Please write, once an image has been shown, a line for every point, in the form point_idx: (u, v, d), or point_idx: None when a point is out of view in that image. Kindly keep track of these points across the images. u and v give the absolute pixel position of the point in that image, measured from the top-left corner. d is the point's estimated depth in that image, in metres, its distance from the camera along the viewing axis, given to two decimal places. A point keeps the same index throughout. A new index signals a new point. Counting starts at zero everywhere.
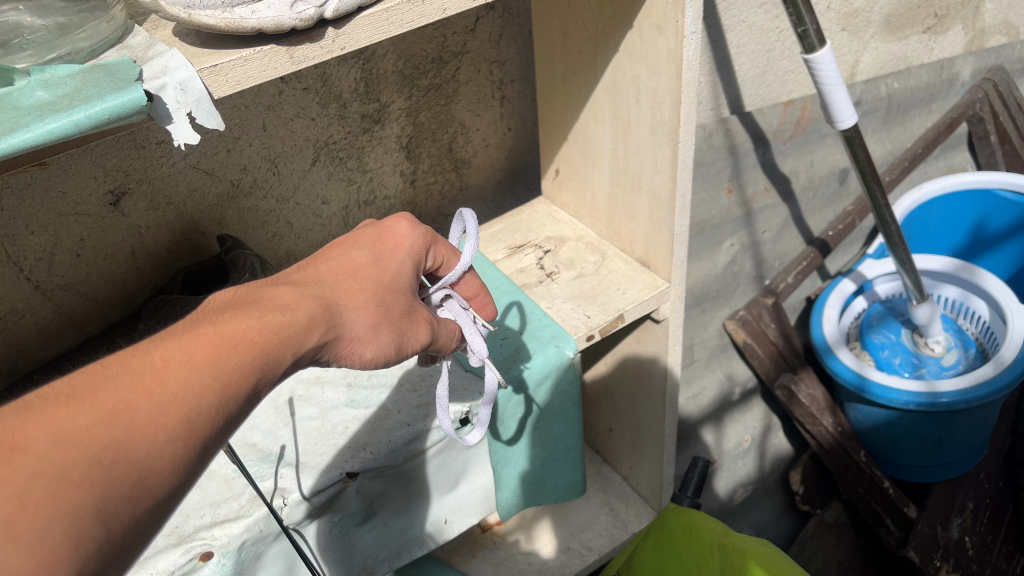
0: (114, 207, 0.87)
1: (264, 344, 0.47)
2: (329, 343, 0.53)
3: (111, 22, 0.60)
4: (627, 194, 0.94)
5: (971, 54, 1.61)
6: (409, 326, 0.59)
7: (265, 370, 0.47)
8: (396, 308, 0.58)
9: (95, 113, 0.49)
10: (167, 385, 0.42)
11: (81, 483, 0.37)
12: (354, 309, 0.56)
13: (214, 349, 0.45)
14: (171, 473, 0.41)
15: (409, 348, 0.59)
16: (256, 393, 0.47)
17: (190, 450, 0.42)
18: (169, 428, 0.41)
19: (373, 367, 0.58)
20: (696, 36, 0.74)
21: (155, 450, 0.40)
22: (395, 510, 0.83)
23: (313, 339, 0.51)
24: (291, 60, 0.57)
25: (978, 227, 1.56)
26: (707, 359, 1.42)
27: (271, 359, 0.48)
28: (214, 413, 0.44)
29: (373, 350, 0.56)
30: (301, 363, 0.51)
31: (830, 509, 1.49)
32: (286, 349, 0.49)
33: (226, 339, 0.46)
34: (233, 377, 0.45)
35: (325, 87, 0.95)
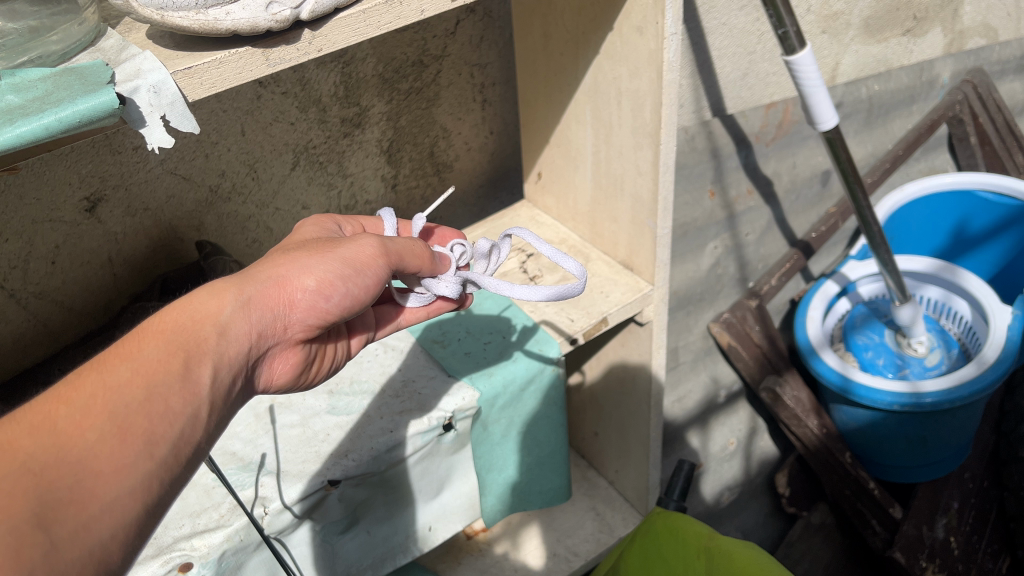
0: (90, 213, 0.85)
1: (178, 329, 0.51)
2: (255, 298, 0.56)
3: (83, 25, 0.59)
4: (610, 197, 0.94)
5: (951, 56, 1.62)
6: (338, 244, 0.61)
7: (190, 351, 0.50)
8: (315, 244, 0.61)
9: (66, 116, 0.48)
10: (85, 389, 0.45)
11: (12, 491, 0.39)
12: (274, 262, 0.59)
13: (124, 349, 0.48)
14: (111, 469, 0.43)
15: (358, 258, 0.60)
16: (189, 365, 0.50)
17: (127, 445, 0.44)
18: (96, 426, 0.44)
19: (333, 293, 0.59)
20: (676, 37, 0.74)
21: (87, 450, 0.43)
22: (378, 518, 0.82)
23: (228, 300, 0.54)
24: (267, 62, 0.57)
25: (959, 227, 1.57)
26: (692, 362, 1.42)
27: (191, 341, 0.51)
28: (145, 405, 0.46)
29: (313, 275, 0.58)
30: (235, 327, 0.54)
31: (817, 512, 1.50)
32: (201, 323, 0.52)
33: (138, 338, 0.49)
34: (152, 367, 0.48)
35: (304, 91, 0.94)
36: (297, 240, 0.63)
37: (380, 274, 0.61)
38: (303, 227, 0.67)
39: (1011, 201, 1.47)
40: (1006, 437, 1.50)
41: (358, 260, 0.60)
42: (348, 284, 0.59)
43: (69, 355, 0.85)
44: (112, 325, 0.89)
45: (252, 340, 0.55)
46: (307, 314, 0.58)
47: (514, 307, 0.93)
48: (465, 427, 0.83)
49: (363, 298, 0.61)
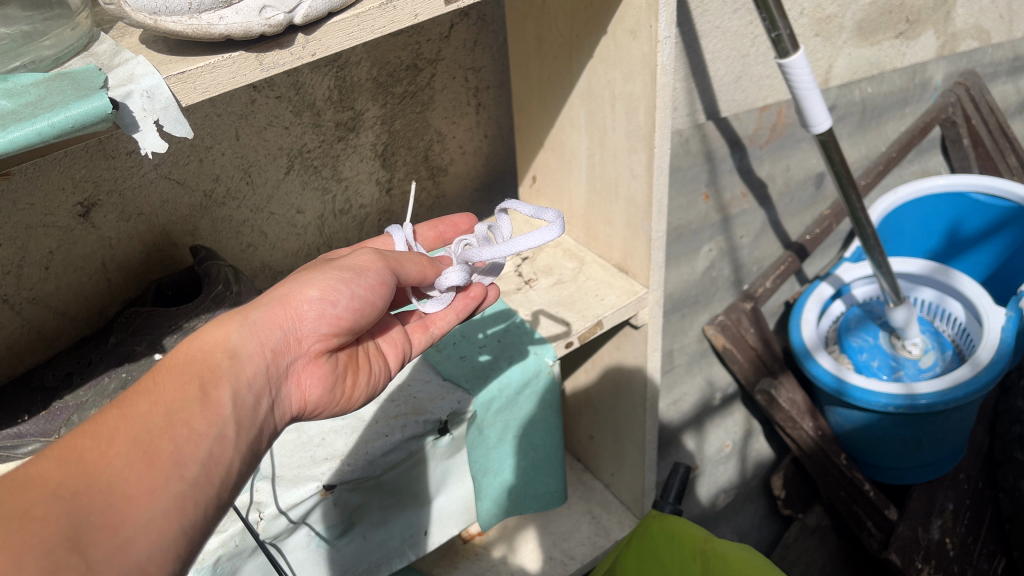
0: (84, 218, 0.85)
1: (191, 361, 0.55)
2: (263, 319, 0.59)
3: (76, 29, 0.59)
4: (604, 200, 0.94)
5: (943, 59, 1.62)
6: (335, 262, 0.65)
7: (205, 377, 0.54)
8: (316, 265, 0.65)
9: (58, 122, 0.48)
10: (109, 422, 0.49)
11: (45, 517, 0.43)
12: (278, 287, 0.62)
13: (143, 384, 0.52)
14: (143, 492, 0.47)
15: (355, 264, 0.64)
16: (205, 390, 0.53)
17: (154, 467, 0.48)
18: (120, 454, 0.47)
19: (339, 299, 0.62)
20: (670, 41, 0.74)
21: (116, 476, 0.46)
22: (373, 523, 0.82)
23: (234, 325, 0.58)
24: (260, 67, 0.57)
25: (953, 229, 1.57)
26: (687, 365, 1.42)
27: (205, 369, 0.55)
28: (167, 430, 0.50)
29: (315, 285, 0.61)
30: (247, 348, 0.58)
31: (812, 514, 1.50)
32: (211, 351, 0.56)
33: (155, 375, 0.54)
34: (170, 397, 0.52)
35: (298, 95, 0.94)
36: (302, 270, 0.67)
37: (380, 276, 0.64)
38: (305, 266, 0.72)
39: (1004, 203, 1.47)
40: (999, 437, 1.50)
41: (355, 266, 0.64)
42: (352, 287, 0.62)
43: (62, 360, 0.85)
44: (106, 330, 0.88)
45: (267, 357, 0.59)
46: (319, 323, 0.61)
47: (510, 310, 0.93)
48: (460, 431, 0.84)
49: (371, 301, 0.64)
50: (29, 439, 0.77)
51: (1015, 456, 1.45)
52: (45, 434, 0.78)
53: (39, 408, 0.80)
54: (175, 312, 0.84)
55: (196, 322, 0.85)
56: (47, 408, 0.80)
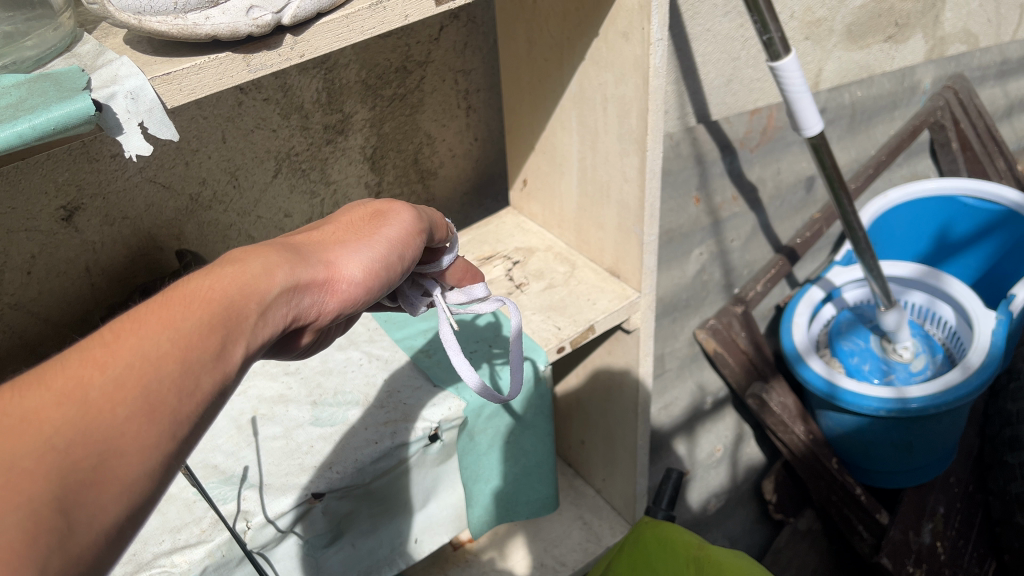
0: (66, 222, 0.84)
1: (225, 296, 0.43)
2: (303, 281, 0.49)
3: (59, 30, 0.57)
4: (596, 204, 0.93)
5: (932, 62, 1.63)
6: (382, 230, 0.56)
7: (233, 322, 0.42)
8: (359, 227, 0.56)
9: (39, 123, 0.47)
10: (124, 352, 0.37)
11: (33, 471, 0.33)
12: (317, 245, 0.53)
13: (168, 308, 0.40)
14: (138, 453, 0.36)
15: (400, 250, 0.56)
16: (226, 346, 0.41)
17: (155, 426, 0.37)
18: (128, 402, 0.36)
19: (373, 285, 0.54)
20: (662, 43, 0.74)
21: (113, 426, 0.35)
22: (362, 531, 0.81)
23: (280, 276, 0.47)
24: (248, 68, 0.56)
25: (942, 233, 1.57)
26: (678, 369, 1.42)
27: (235, 311, 0.43)
28: (181, 380, 0.38)
29: (360, 265, 0.53)
30: (277, 307, 0.46)
31: (803, 518, 1.49)
32: (249, 295, 0.44)
33: (180, 298, 0.41)
34: (194, 335, 0.40)
35: (286, 98, 0.93)
36: (327, 221, 0.57)
37: (408, 267, 0.58)
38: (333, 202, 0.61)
39: (993, 207, 1.48)
40: (990, 440, 1.50)
41: (401, 251, 0.56)
42: (386, 276, 0.55)
43: None
44: None
45: (289, 327, 0.48)
46: (346, 306, 0.53)
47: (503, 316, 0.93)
48: (451, 437, 0.82)
49: (389, 290, 0.57)
50: None
51: (1006, 459, 1.45)
52: None
53: None
54: None
55: None
56: None
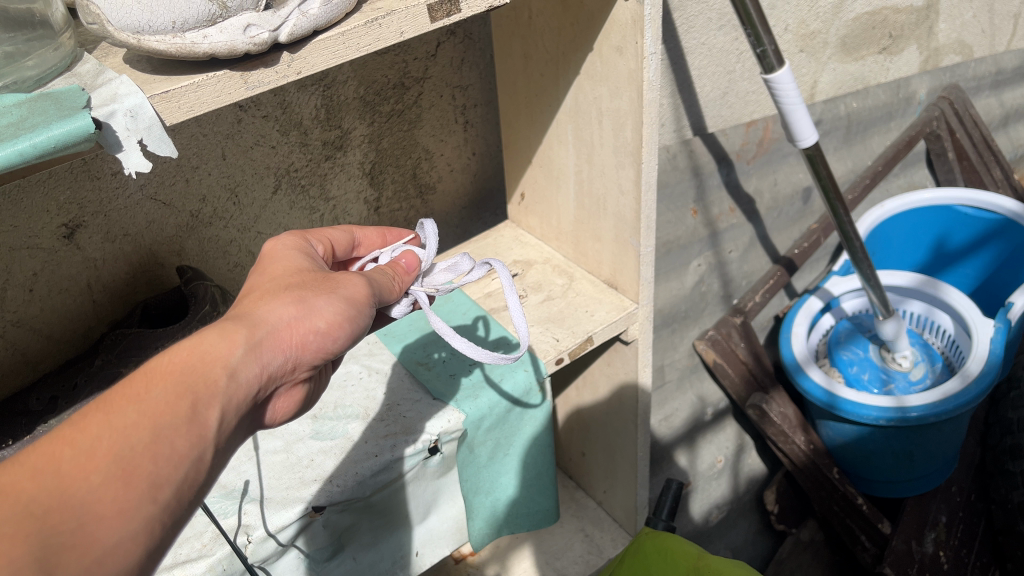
0: (68, 240, 0.85)
1: (186, 368, 0.49)
2: (265, 341, 0.54)
3: (59, 50, 0.58)
4: (593, 216, 0.94)
5: (927, 73, 1.64)
6: (336, 283, 0.60)
7: (197, 390, 0.49)
8: (311, 280, 0.60)
9: (40, 142, 0.48)
10: (92, 431, 0.44)
11: (14, 535, 0.39)
12: (274, 299, 0.57)
13: (134, 388, 0.47)
14: (118, 513, 0.43)
15: (356, 297, 0.60)
16: (196, 408, 0.48)
17: (130, 488, 0.44)
18: (101, 468, 0.43)
19: (339, 334, 0.59)
20: (655, 57, 0.75)
21: (91, 493, 0.42)
22: (363, 544, 0.81)
23: (240, 341, 0.52)
24: (245, 85, 0.56)
25: (939, 242, 1.58)
26: (678, 380, 1.42)
27: (198, 380, 0.49)
28: (151, 447, 0.45)
29: (324, 317, 0.58)
30: (244, 372, 0.52)
31: (805, 529, 1.50)
32: (212, 364, 0.50)
33: (143, 379, 0.48)
34: (159, 407, 0.46)
35: (285, 115, 0.94)
36: (285, 274, 0.60)
37: (372, 312, 0.62)
38: (279, 254, 0.63)
39: (990, 215, 1.49)
40: (991, 450, 1.50)
41: (357, 299, 0.60)
42: (352, 321, 0.60)
43: (46, 384, 0.84)
44: (90, 351, 0.87)
45: (263, 385, 0.54)
46: (315, 354, 0.58)
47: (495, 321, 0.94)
48: (451, 450, 0.82)
49: (358, 333, 0.62)
50: None
51: (1008, 468, 1.44)
52: None
53: (23, 433, 0.80)
54: (158, 332, 0.83)
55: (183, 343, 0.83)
56: (31, 433, 0.80)
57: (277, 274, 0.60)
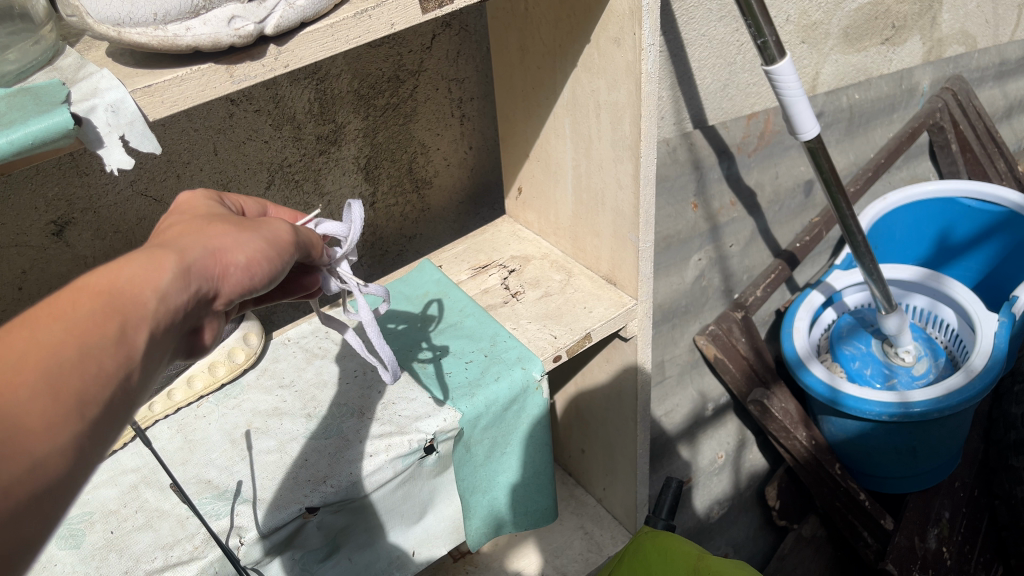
0: (57, 237, 0.83)
1: (113, 288, 0.39)
2: (194, 268, 0.44)
3: (39, 44, 0.57)
4: (591, 211, 0.92)
5: (930, 64, 1.63)
6: (257, 224, 0.51)
7: (125, 309, 0.39)
8: (230, 219, 0.51)
9: (17, 139, 0.47)
10: (16, 343, 0.35)
11: None
12: (197, 232, 0.48)
13: (59, 303, 0.37)
14: (48, 434, 0.34)
15: (279, 239, 0.51)
16: (125, 329, 0.39)
17: (61, 404, 0.35)
18: (30, 380, 0.34)
19: (261, 274, 0.49)
20: (654, 49, 0.73)
21: (18, 408, 0.33)
22: (359, 545, 0.80)
23: (167, 264, 0.43)
24: (231, 79, 0.55)
25: (943, 235, 1.57)
26: (678, 376, 1.41)
27: (127, 301, 0.39)
28: (81, 365, 0.36)
29: (245, 252, 0.48)
30: (175, 296, 0.42)
31: (807, 524, 1.48)
32: (141, 285, 0.40)
33: (68, 295, 0.38)
34: (87, 324, 0.37)
35: (278, 109, 0.93)
36: (204, 214, 0.51)
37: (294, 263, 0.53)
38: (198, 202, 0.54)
39: (994, 208, 1.47)
40: (994, 445, 1.48)
41: (281, 242, 0.51)
42: (274, 263, 0.51)
43: None
44: None
45: (185, 321, 0.44)
46: (235, 294, 0.48)
47: (448, 296, 0.96)
48: (447, 449, 0.81)
49: (278, 280, 0.52)
50: None
51: (1012, 463, 1.43)
52: None
53: None
54: None
55: None
56: None
57: (196, 215, 0.51)
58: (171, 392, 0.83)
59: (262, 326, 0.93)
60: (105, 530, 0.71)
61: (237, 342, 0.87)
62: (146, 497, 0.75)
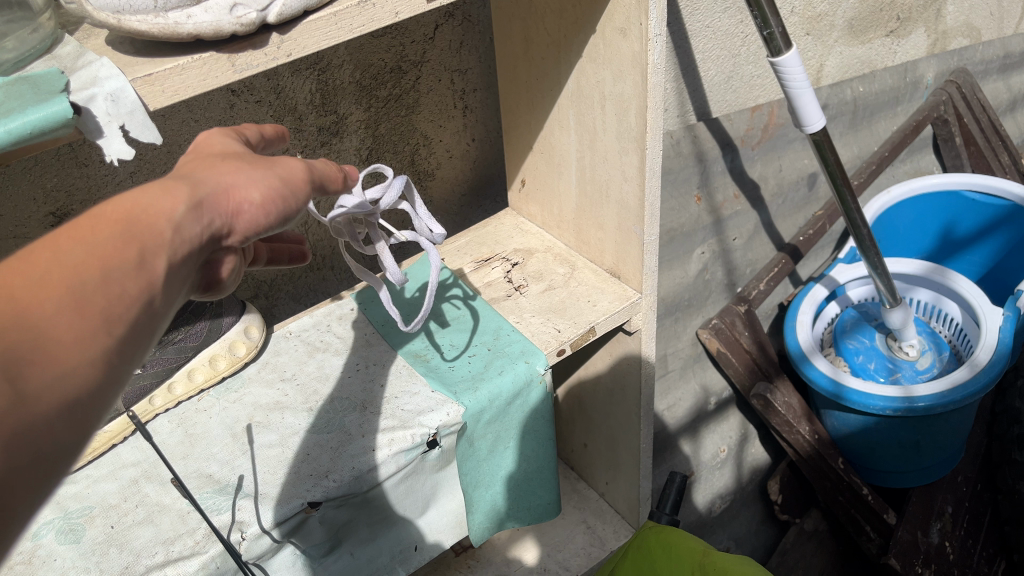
0: (56, 229, 0.82)
1: (131, 215, 0.37)
2: (207, 201, 0.42)
3: (38, 31, 0.56)
4: (595, 204, 0.92)
5: (934, 57, 1.62)
6: (272, 161, 0.48)
7: (144, 235, 0.37)
8: (246, 155, 0.47)
9: (15, 128, 0.46)
10: (38, 261, 0.34)
11: None
12: (210, 168, 0.45)
13: (78, 225, 0.36)
14: (73, 353, 0.34)
15: (292, 176, 0.47)
16: (145, 255, 0.37)
17: (85, 321, 0.34)
18: (56, 297, 0.33)
19: (276, 213, 0.46)
20: (660, 39, 0.72)
21: (43, 321, 0.33)
22: (361, 539, 0.79)
23: (180, 197, 0.40)
24: (232, 68, 0.54)
25: (947, 230, 1.56)
26: (681, 370, 1.40)
27: (145, 225, 0.38)
28: (105, 286, 0.35)
29: (259, 189, 0.45)
30: (187, 228, 0.40)
31: (809, 518, 1.49)
32: (157, 215, 0.38)
33: (87, 220, 0.36)
34: (107, 248, 0.36)
35: (279, 99, 0.92)
36: (221, 153, 0.47)
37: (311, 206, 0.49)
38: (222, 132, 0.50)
39: (998, 201, 1.46)
40: (998, 438, 1.49)
41: (294, 181, 0.47)
42: (292, 204, 0.47)
43: None
44: None
45: (196, 257, 0.41)
46: (250, 234, 0.45)
47: (456, 286, 0.95)
48: (450, 443, 0.80)
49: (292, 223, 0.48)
50: None
51: (1015, 457, 1.44)
52: None
53: None
54: None
55: (176, 334, 0.83)
56: None
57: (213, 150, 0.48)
58: (172, 385, 0.83)
59: (263, 319, 0.92)
60: (105, 525, 0.71)
61: (238, 335, 0.86)
62: (147, 492, 0.74)
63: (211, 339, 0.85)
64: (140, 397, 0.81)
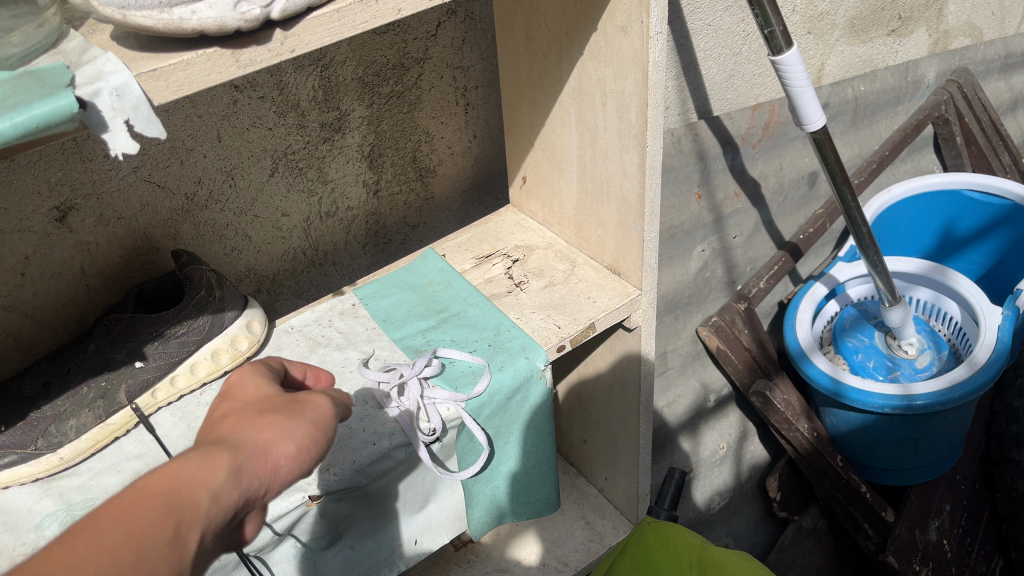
0: (60, 223, 0.83)
1: (171, 492, 0.36)
2: (246, 466, 0.40)
3: (43, 26, 0.56)
4: (596, 201, 0.92)
5: (935, 56, 1.63)
6: (302, 407, 0.46)
7: (183, 509, 0.36)
8: (276, 404, 0.46)
9: (21, 121, 0.46)
10: (76, 549, 0.32)
11: None
12: (245, 427, 0.43)
13: (117, 506, 0.34)
14: None
15: (324, 424, 0.46)
16: (181, 535, 0.35)
17: None
18: None
19: (309, 464, 0.44)
20: (661, 37, 0.72)
21: None
22: (361, 533, 0.80)
23: (220, 469, 0.38)
24: (236, 63, 0.55)
25: (947, 229, 1.56)
26: (680, 367, 1.41)
27: (185, 503, 0.36)
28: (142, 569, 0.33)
29: (295, 443, 0.43)
30: (226, 501, 0.38)
31: (808, 516, 1.48)
32: (195, 487, 0.37)
33: (127, 498, 0.35)
34: (145, 529, 0.34)
35: (282, 96, 0.92)
36: (254, 402, 0.46)
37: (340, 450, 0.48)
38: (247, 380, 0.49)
39: (997, 201, 1.46)
40: (997, 437, 1.50)
41: (327, 429, 0.46)
42: (321, 451, 0.45)
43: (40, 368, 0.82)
44: (83, 335, 0.86)
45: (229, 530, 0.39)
46: (280, 489, 0.43)
47: (458, 280, 0.96)
48: (451, 438, 0.81)
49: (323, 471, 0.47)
50: (4, 451, 0.75)
51: (1014, 456, 1.45)
52: (21, 445, 0.76)
53: (15, 419, 0.78)
54: (152, 318, 0.81)
55: (177, 329, 0.82)
56: (23, 418, 0.77)
57: (247, 404, 0.46)
58: (175, 378, 0.82)
59: (265, 314, 0.93)
60: None
61: (240, 330, 0.86)
62: None
63: (212, 333, 0.84)
64: (143, 389, 0.80)
